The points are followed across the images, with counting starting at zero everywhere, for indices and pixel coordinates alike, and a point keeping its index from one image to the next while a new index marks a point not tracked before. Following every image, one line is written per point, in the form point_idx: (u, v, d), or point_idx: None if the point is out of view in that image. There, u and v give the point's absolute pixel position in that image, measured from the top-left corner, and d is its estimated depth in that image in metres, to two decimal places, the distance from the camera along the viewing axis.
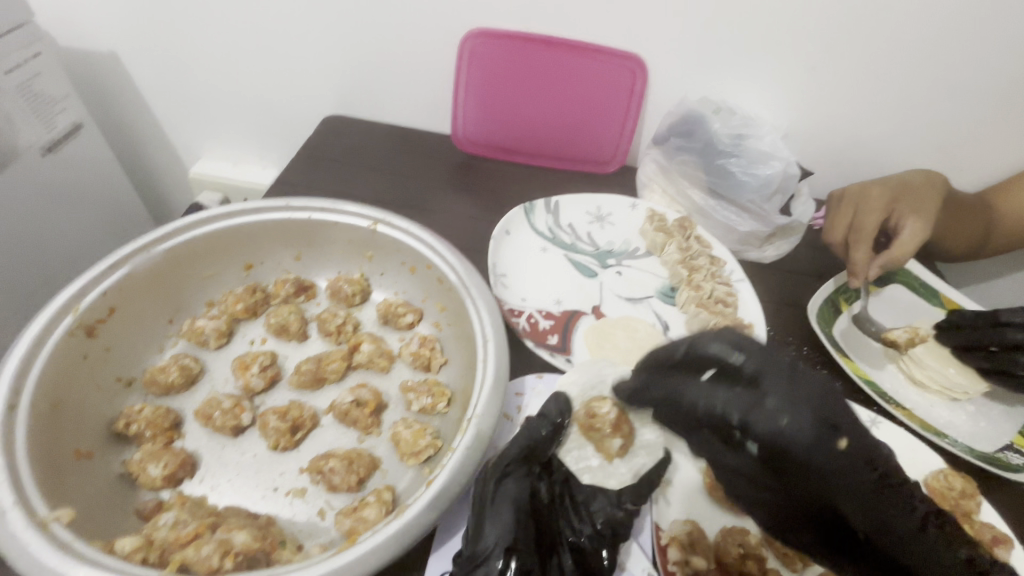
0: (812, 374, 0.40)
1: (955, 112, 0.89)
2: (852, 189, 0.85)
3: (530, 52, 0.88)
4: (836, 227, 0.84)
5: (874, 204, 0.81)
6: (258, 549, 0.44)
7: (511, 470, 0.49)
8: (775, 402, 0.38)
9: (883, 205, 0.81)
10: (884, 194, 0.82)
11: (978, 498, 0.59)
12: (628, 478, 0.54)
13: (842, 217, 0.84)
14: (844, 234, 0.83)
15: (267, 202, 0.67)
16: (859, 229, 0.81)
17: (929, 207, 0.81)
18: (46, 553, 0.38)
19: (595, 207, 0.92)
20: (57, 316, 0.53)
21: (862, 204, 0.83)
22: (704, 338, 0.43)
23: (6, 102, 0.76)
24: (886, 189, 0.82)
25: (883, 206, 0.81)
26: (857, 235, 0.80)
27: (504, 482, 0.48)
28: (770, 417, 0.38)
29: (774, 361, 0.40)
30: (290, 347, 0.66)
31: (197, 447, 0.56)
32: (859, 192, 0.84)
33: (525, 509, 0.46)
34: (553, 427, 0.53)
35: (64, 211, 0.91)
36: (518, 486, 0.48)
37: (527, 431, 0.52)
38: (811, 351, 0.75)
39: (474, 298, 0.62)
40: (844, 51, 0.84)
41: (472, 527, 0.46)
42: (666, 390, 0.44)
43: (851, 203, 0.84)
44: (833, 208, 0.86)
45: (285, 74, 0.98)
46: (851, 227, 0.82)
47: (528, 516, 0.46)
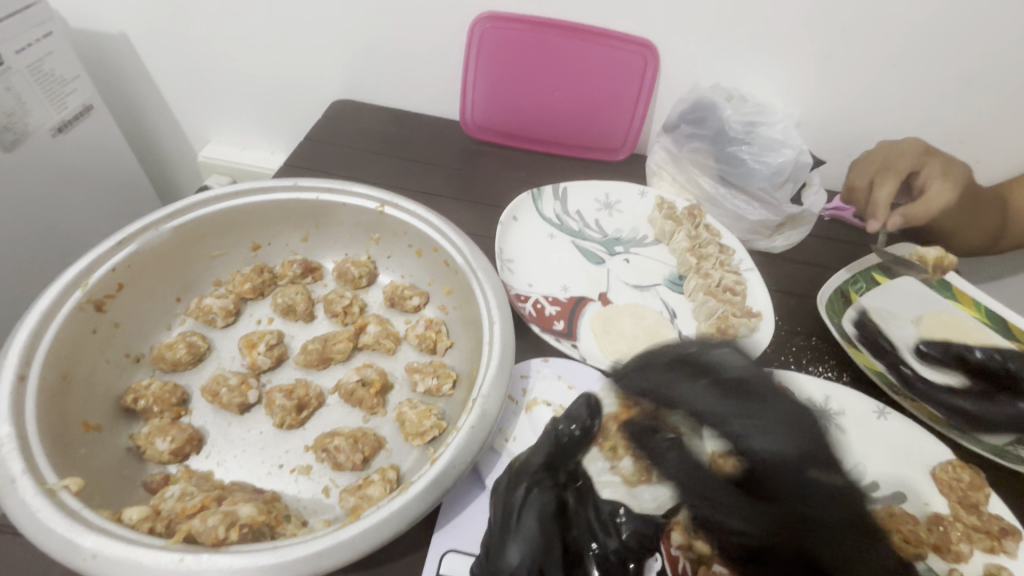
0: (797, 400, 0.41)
1: (973, 102, 0.87)
2: (889, 141, 0.85)
3: (540, 36, 0.87)
4: (863, 172, 0.85)
5: (907, 158, 0.82)
6: (263, 522, 0.44)
7: (538, 480, 0.48)
8: (763, 417, 0.39)
9: (916, 156, 0.82)
10: (919, 147, 0.82)
11: (987, 490, 0.59)
12: (653, 506, 0.49)
13: (873, 161, 0.84)
14: (870, 178, 0.84)
15: (276, 182, 0.67)
16: (888, 175, 0.82)
17: (954, 172, 0.82)
18: (55, 521, 0.38)
19: (603, 194, 0.91)
20: (67, 290, 0.53)
21: (895, 154, 0.83)
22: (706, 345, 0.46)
23: (18, 83, 0.77)
24: (922, 143, 0.83)
25: (915, 159, 0.82)
26: (884, 179, 0.82)
27: (530, 493, 0.47)
28: (756, 431, 0.39)
29: (760, 375, 0.42)
30: (296, 327, 0.66)
31: (204, 423, 0.56)
32: (894, 146, 0.84)
33: (552, 522, 0.46)
34: (579, 431, 0.52)
35: (74, 190, 0.91)
36: (543, 497, 0.47)
37: (553, 436, 0.51)
38: (820, 341, 0.74)
39: (480, 281, 0.61)
40: (862, 38, 0.82)
41: (496, 540, 0.45)
42: (653, 384, 0.46)
43: (884, 151, 0.84)
44: (864, 154, 0.87)
45: (294, 58, 0.98)
46: (879, 173, 0.83)
47: (555, 528, 0.46)
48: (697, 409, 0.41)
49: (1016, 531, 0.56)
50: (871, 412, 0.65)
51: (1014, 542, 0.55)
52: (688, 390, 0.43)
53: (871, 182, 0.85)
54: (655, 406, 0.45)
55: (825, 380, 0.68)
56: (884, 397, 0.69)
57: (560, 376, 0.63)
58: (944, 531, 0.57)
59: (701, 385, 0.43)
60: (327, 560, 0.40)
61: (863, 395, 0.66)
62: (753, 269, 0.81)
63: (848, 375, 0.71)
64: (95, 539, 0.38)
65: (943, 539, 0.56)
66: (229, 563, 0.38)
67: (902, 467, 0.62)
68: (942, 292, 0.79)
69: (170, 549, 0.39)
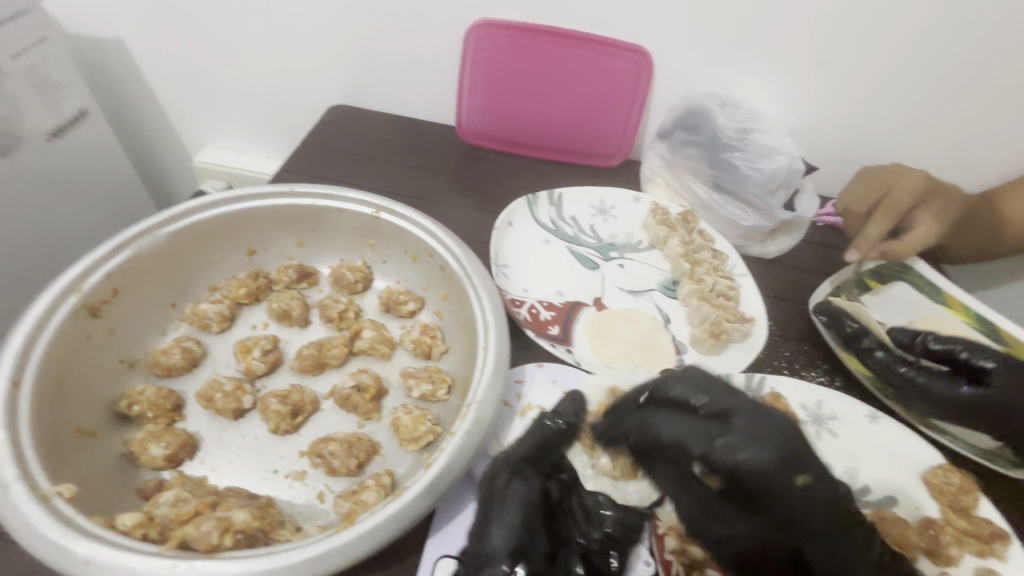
0: (772, 415, 0.45)
1: (963, 111, 0.89)
2: (897, 171, 0.83)
3: (536, 43, 0.88)
4: (859, 199, 0.85)
5: (909, 194, 0.81)
6: (257, 527, 0.44)
7: (520, 471, 0.51)
8: (736, 438, 0.43)
9: (916, 194, 0.81)
10: (921, 186, 0.81)
11: (978, 493, 0.59)
12: (635, 499, 0.54)
13: (872, 191, 0.84)
14: (868, 204, 0.84)
15: (272, 187, 0.67)
16: (885, 207, 0.81)
17: (950, 217, 0.82)
18: (48, 527, 0.38)
19: (598, 200, 0.92)
20: (61, 296, 0.53)
21: (898, 189, 0.82)
22: (669, 381, 0.51)
23: (14, 87, 0.77)
24: (927, 180, 0.82)
25: (915, 196, 0.81)
26: (880, 210, 0.81)
27: (512, 481, 0.50)
28: (728, 451, 0.43)
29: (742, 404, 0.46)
30: (292, 332, 0.67)
31: (198, 428, 0.56)
32: (900, 175, 0.83)
33: (532, 508, 0.48)
34: (564, 424, 0.55)
35: (68, 194, 0.91)
36: (526, 487, 0.49)
37: (539, 430, 0.54)
38: (812, 346, 0.75)
39: (476, 286, 0.62)
40: (853, 47, 0.83)
41: (478, 527, 0.48)
42: (636, 424, 0.51)
43: (888, 181, 0.83)
44: (869, 176, 0.85)
45: (291, 64, 0.98)
46: (875, 200, 0.83)
47: (538, 519, 0.48)
48: (675, 439, 0.47)
49: (1006, 535, 0.56)
50: (863, 417, 0.65)
51: (1004, 545, 0.55)
52: (665, 420, 0.49)
53: (869, 206, 0.84)
54: (642, 448, 0.50)
55: (818, 385, 0.69)
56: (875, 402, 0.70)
57: (555, 380, 0.64)
58: (934, 535, 0.58)
59: (682, 417, 0.48)
60: (321, 566, 0.40)
61: (855, 400, 0.67)
62: (746, 274, 0.82)
63: (840, 379, 0.72)
64: (88, 545, 0.38)
65: (933, 543, 0.57)
66: (223, 569, 0.38)
67: (894, 471, 0.62)
68: (935, 298, 0.78)
69: (164, 555, 0.39)
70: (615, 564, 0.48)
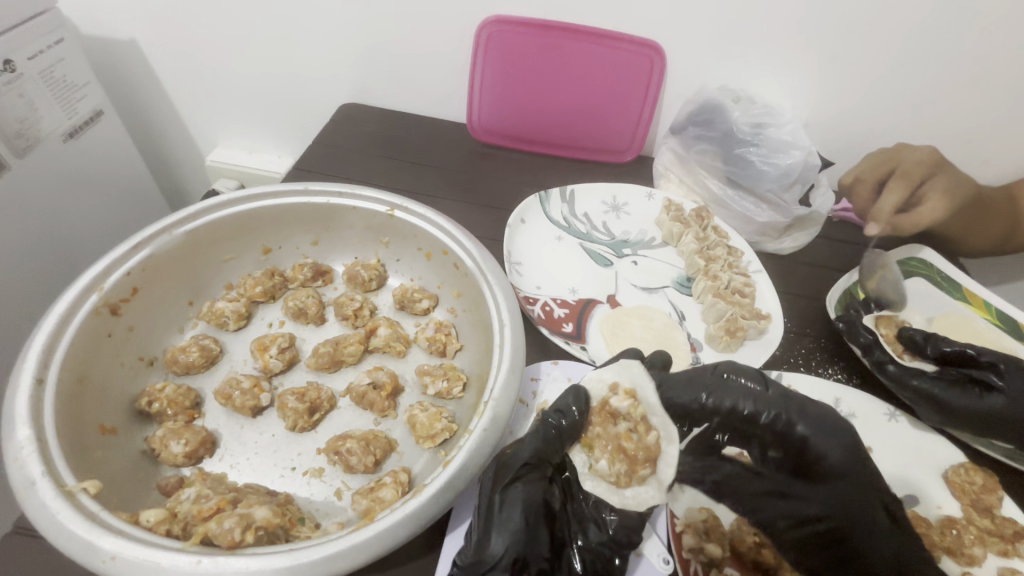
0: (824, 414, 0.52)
1: (983, 103, 0.87)
2: (902, 145, 0.82)
3: (547, 39, 0.87)
4: (870, 171, 0.84)
5: (920, 167, 0.80)
6: (277, 524, 0.45)
7: (524, 474, 0.47)
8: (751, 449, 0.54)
9: (927, 166, 0.80)
10: (932, 158, 0.80)
11: (1001, 493, 0.58)
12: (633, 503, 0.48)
13: (883, 163, 0.83)
14: (881, 176, 0.83)
15: (287, 186, 0.67)
16: (899, 179, 0.80)
17: (956, 190, 0.81)
18: (75, 522, 0.39)
19: (611, 196, 0.92)
20: (83, 295, 0.53)
21: (906, 161, 0.81)
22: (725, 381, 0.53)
23: (30, 88, 0.78)
24: (937, 155, 0.80)
25: (925, 170, 0.80)
26: (894, 182, 0.80)
27: (515, 484, 0.46)
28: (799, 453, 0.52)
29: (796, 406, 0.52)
30: (307, 330, 0.67)
31: (217, 426, 0.57)
32: (907, 149, 0.81)
33: (539, 515, 0.45)
34: (568, 422, 0.51)
35: (84, 194, 0.92)
36: (530, 489, 0.46)
37: (542, 431, 0.50)
38: (830, 344, 0.74)
39: (491, 284, 0.61)
40: (871, 39, 0.82)
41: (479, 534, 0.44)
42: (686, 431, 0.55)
43: (896, 155, 0.82)
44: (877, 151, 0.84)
45: (303, 63, 0.98)
46: (879, 169, 0.82)
47: (541, 520, 0.45)
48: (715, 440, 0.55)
49: None
50: (883, 415, 0.65)
51: None
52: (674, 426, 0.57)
53: (879, 180, 0.83)
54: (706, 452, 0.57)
55: (835, 382, 0.68)
56: (894, 400, 0.68)
57: (570, 378, 0.64)
58: (957, 534, 0.56)
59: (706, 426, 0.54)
60: (343, 562, 0.40)
61: (874, 399, 0.66)
62: (761, 271, 0.82)
63: (858, 377, 0.71)
64: (114, 541, 0.38)
65: (956, 542, 0.56)
66: (246, 565, 0.38)
67: (913, 469, 0.62)
68: (952, 292, 0.79)
69: (187, 551, 0.39)
70: (618, 563, 0.48)
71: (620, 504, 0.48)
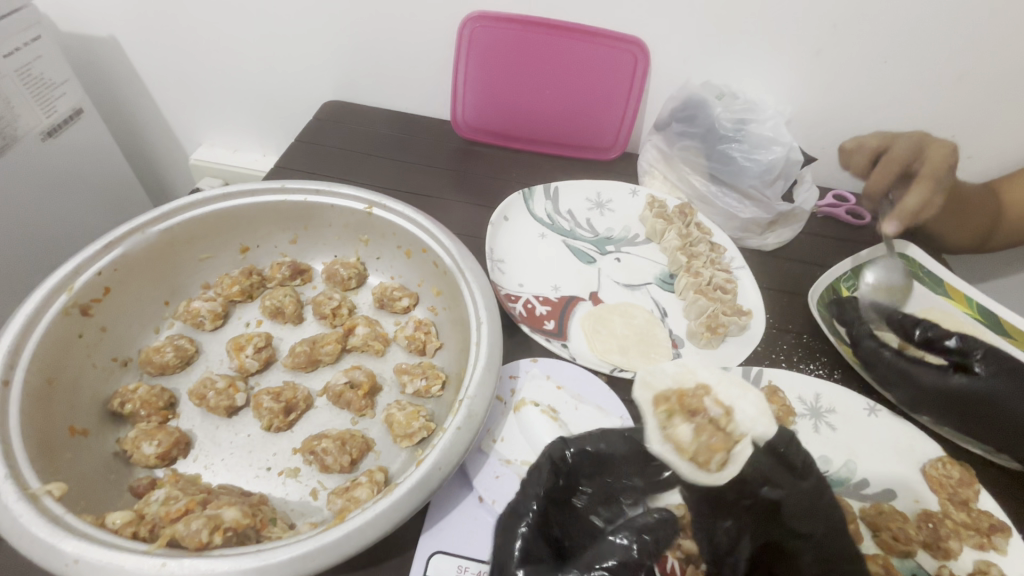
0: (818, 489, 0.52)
1: (965, 98, 0.87)
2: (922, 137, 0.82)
3: (530, 35, 0.87)
4: (890, 161, 0.83)
5: (939, 159, 0.80)
6: (248, 525, 0.45)
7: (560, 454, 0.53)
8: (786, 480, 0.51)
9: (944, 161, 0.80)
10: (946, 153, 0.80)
11: (978, 486, 0.58)
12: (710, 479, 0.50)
13: (905, 153, 0.81)
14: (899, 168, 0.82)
15: (263, 184, 0.67)
16: (923, 176, 0.79)
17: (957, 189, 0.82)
18: (38, 525, 0.38)
19: (595, 193, 0.92)
20: (53, 294, 0.53)
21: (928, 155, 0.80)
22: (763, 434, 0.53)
23: (7, 87, 0.76)
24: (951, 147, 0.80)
25: (943, 164, 0.79)
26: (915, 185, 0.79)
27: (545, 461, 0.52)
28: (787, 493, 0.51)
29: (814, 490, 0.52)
30: (285, 329, 0.66)
31: (191, 426, 0.56)
32: (930, 143, 0.81)
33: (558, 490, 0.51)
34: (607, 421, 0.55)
35: (65, 193, 0.91)
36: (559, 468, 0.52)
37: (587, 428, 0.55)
38: (811, 339, 0.74)
39: (468, 281, 0.61)
40: (853, 34, 0.82)
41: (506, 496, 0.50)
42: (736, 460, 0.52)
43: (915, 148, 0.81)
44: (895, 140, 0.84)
45: (284, 60, 0.97)
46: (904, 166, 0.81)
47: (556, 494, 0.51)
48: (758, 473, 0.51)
49: (1006, 528, 0.55)
50: (862, 410, 0.65)
51: (1004, 538, 0.55)
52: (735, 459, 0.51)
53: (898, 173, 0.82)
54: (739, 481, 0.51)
55: (815, 378, 0.68)
56: (875, 394, 0.69)
57: (549, 375, 0.63)
58: (934, 528, 0.57)
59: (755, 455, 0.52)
60: (311, 563, 0.40)
61: (853, 394, 0.66)
62: (744, 267, 0.82)
63: (840, 372, 0.71)
64: (77, 543, 0.38)
65: (932, 536, 0.56)
66: (211, 567, 0.38)
67: (891, 463, 0.62)
68: (934, 288, 0.79)
69: (153, 553, 0.39)
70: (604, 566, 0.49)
71: (692, 476, 0.50)
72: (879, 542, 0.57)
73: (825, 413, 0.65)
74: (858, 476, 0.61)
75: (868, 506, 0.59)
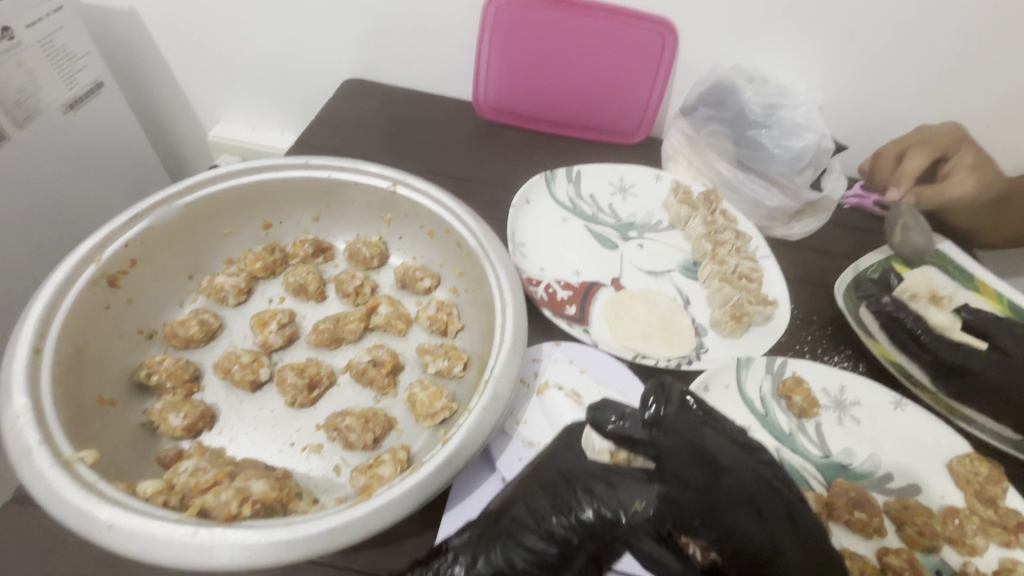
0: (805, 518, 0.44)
1: (1005, 86, 0.84)
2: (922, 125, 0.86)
3: (557, 14, 0.85)
4: (894, 145, 0.86)
5: (946, 138, 0.83)
6: (275, 499, 0.45)
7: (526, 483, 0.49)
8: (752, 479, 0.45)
9: (952, 138, 0.83)
10: (956, 132, 0.83)
11: (1005, 484, 0.57)
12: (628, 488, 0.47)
13: (912, 139, 0.85)
14: (900, 149, 0.85)
15: (287, 159, 0.66)
16: (921, 146, 0.83)
17: (986, 168, 0.82)
18: (71, 491, 0.39)
19: (617, 178, 0.90)
20: (81, 265, 0.53)
21: (931, 134, 0.84)
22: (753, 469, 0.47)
23: (30, 58, 0.76)
24: (961, 130, 0.83)
25: (950, 141, 0.82)
26: (916, 149, 0.83)
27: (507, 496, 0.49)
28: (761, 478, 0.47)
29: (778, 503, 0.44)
30: (308, 306, 0.66)
31: (216, 400, 0.56)
32: (928, 128, 0.85)
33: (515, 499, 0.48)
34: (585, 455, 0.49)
35: (87, 166, 0.91)
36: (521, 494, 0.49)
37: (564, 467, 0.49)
38: (836, 332, 0.73)
39: (493, 263, 0.60)
40: (891, 18, 0.79)
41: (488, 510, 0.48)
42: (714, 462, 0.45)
43: (920, 130, 0.85)
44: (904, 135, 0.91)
45: (305, 36, 0.96)
46: (914, 144, 0.84)
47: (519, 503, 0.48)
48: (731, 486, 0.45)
49: None
50: (888, 405, 0.63)
51: None
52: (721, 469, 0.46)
53: (900, 154, 0.85)
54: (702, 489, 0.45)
55: (840, 369, 0.67)
56: (901, 389, 0.67)
57: (571, 360, 0.63)
58: (960, 524, 0.56)
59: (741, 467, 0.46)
60: (340, 538, 0.40)
61: (880, 386, 0.65)
62: (769, 256, 0.80)
63: (864, 365, 0.70)
64: (110, 510, 0.38)
65: (958, 533, 0.56)
66: (242, 538, 0.38)
67: (915, 459, 0.61)
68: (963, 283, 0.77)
69: (185, 522, 0.39)
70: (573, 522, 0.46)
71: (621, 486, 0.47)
72: (903, 537, 0.56)
73: (850, 406, 0.64)
74: (883, 470, 0.60)
75: (893, 500, 0.58)
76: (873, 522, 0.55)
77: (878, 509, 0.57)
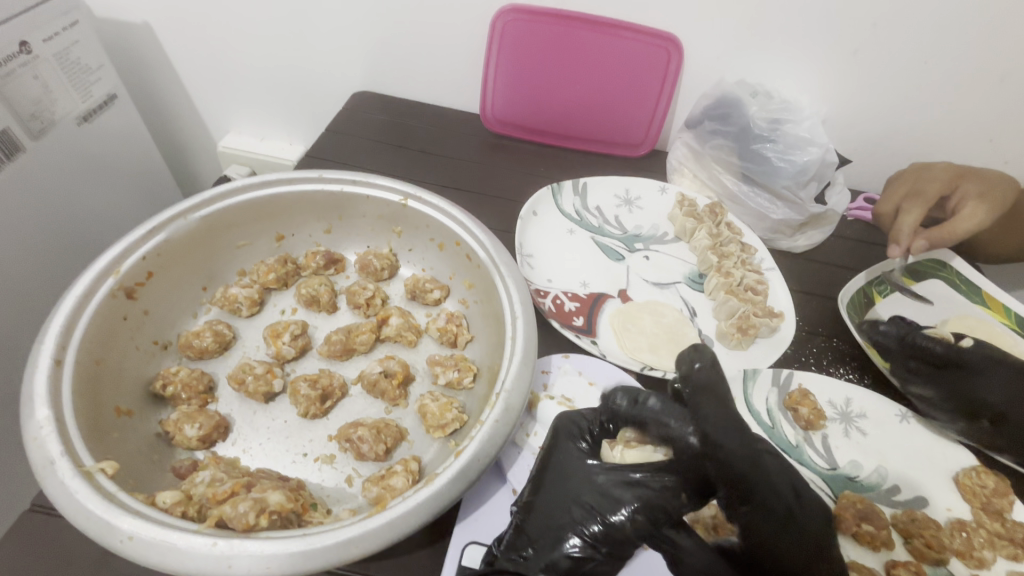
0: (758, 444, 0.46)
1: (1006, 102, 0.86)
2: (916, 171, 0.85)
3: (563, 29, 0.87)
4: (890, 201, 0.85)
5: (937, 181, 0.82)
6: (291, 509, 0.46)
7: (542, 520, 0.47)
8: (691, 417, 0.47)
9: (946, 179, 0.82)
10: (948, 172, 0.82)
11: (1012, 497, 0.58)
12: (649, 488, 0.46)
13: (902, 189, 0.84)
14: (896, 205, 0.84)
15: (301, 172, 0.67)
16: (913, 198, 0.82)
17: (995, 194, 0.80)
18: (93, 501, 0.40)
19: (623, 189, 0.91)
20: (99, 278, 0.54)
21: (923, 181, 0.83)
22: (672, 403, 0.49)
23: (45, 71, 0.77)
24: (954, 168, 0.83)
25: (944, 183, 0.81)
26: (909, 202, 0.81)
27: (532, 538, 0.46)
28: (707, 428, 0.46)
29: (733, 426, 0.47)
30: (320, 318, 0.67)
31: (230, 411, 0.57)
32: (920, 173, 0.84)
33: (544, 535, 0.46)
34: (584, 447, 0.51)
35: (98, 176, 0.92)
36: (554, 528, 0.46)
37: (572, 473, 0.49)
38: (841, 344, 0.74)
39: (502, 275, 0.61)
40: (893, 36, 0.81)
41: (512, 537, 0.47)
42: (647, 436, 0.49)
43: (913, 177, 0.85)
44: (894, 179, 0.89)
45: (316, 49, 0.98)
46: (907, 200, 0.82)
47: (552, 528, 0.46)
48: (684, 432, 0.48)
49: None
50: (893, 417, 0.64)
51: None
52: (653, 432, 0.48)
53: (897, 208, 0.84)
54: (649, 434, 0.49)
55: (847, 382, 0.68)
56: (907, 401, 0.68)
57: (581, 372, 0.64)
58: (967, 537, 0.56)
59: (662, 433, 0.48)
60: (355, 549, 0.40)
61: (886, 399, 0.65)
62: (774, 268, 0.81)
63: (870, 378, 0.70)
64: (132, 521, 0.39)
65: (966, 545, 0.56)
66: (260, 549, 0.39)
67: (922, 471, 0.61)
68: (971, 297, 0.78)
69: (203, 533, 0.40)
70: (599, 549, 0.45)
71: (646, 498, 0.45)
72: (911, 550, 0.56)
73: (855, 418, 0.65)
74: (889, 483, 0.61)
75: (900, 513, 0.58)
76: (881, 535, 0.56)
77: (886, 521, 0.57)
